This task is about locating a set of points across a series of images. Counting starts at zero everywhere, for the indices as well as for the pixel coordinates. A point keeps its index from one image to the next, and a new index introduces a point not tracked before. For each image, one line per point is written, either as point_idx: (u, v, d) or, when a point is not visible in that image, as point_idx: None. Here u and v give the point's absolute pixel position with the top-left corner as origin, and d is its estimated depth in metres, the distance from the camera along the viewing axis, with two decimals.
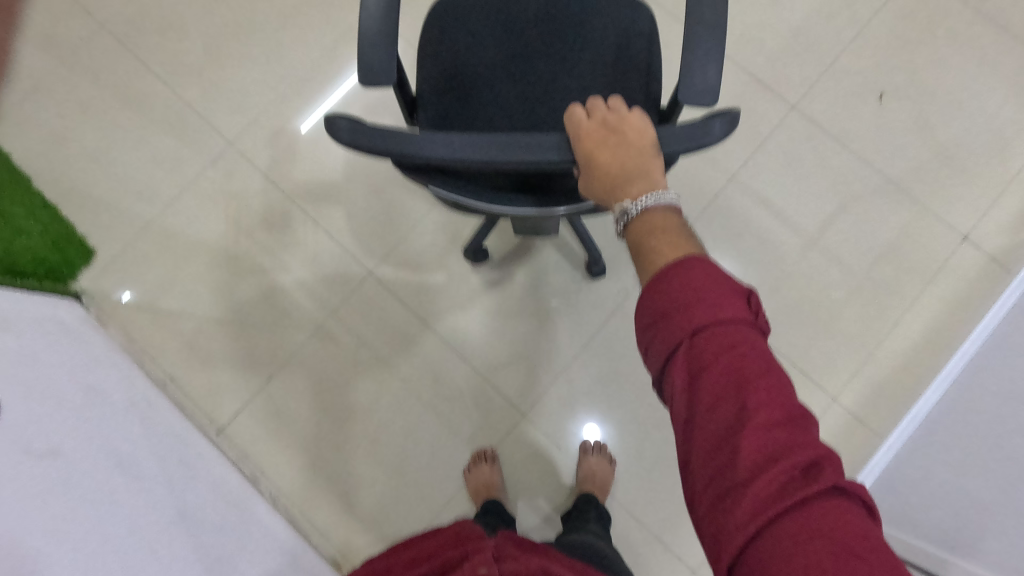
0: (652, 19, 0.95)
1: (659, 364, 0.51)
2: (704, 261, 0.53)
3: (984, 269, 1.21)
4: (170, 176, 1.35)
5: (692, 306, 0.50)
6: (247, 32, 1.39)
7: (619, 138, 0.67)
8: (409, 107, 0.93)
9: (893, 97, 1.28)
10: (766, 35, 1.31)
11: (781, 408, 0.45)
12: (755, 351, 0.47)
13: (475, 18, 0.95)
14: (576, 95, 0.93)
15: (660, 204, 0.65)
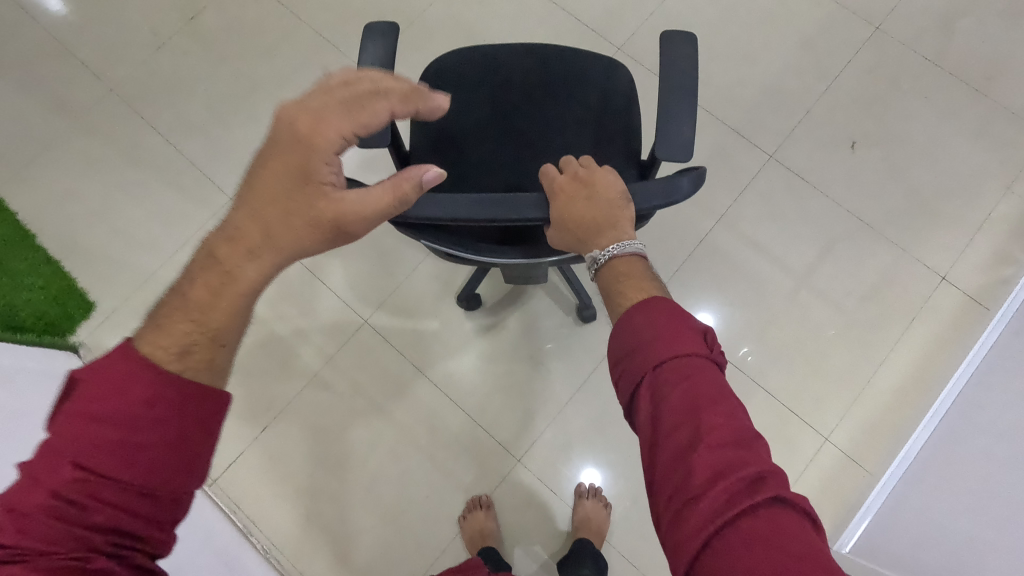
0: (630, 80, 1.03)
1: (628, 397, 0.57)
2: (664, 304, 0.60)
3: (963, 307, 1.25)
4: (171, 228, 1.37)
5: (654, 343, 0.56)
6: (249, 92, 1.45)
7: (591, 191, 0.73)
8: (403, 162, 0.98)
9: (863, 146, 1.35)
10: (742, 90, 1.40)
11: (731, 430, 0.50)
12: (707, 381, 0.53)
13: (465, 78, 1.01)
14: (562, 149, 1.00)
15: (626, 252, 0.71)
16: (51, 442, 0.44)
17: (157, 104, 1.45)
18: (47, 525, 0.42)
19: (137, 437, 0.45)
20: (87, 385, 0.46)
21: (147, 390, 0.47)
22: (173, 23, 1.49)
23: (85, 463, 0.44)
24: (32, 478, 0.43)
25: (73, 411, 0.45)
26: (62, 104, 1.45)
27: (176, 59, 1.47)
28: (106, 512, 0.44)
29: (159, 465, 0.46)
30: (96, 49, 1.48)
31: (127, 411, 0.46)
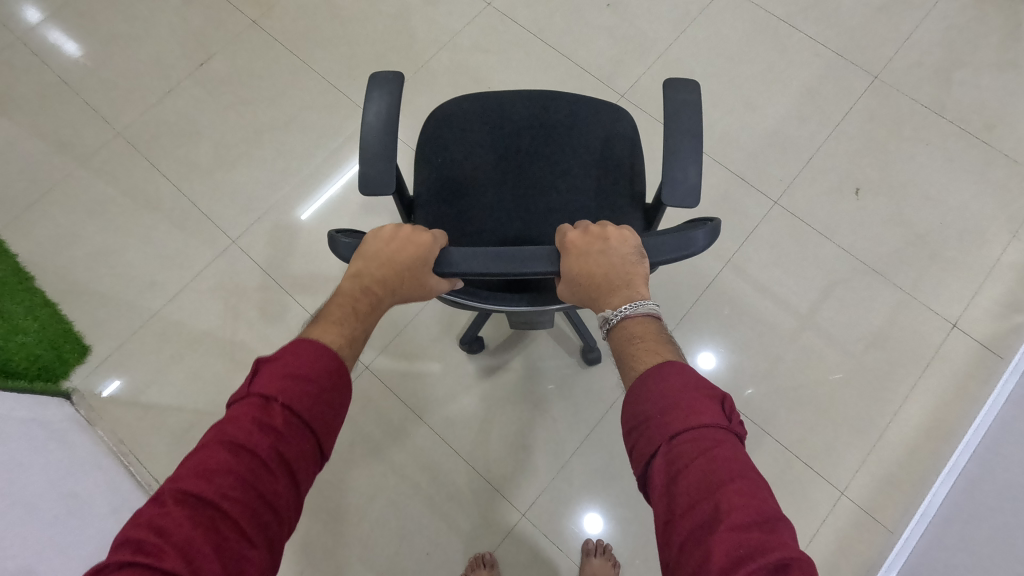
0: (634, 125, 1.03)
1: (643, 468, 0.55)
2: (681, 374, 0.58)
3: (977, 356, 1.23)
4: (172, 271, 1.36)
5: (670, 415, 0.55)
6: (256, 137, 1.46)
7: (605, 247, 0.71)
8: (407, 207, 0.99)
9: (867, 193, 1.35)
10: (744, 137, 1.41)
11: (752, 511, 0.47)
12: (726, 457, 0.51)
13: (470, 122, 1.02)
14: (565, 193, 0.99)
15: (639, 312, 0.68)
16: (256, 397, 0.54)
17: (164, 148, 1.45)
18: (266, 458, 0.50)
19: (321, 392, 0.56)
20: (283, 355, 0.58)
21: (329, 365, 0.58)
22: (183, 69, 1.52)
23: (292, 408, 0.53)
24: (243, 423, 0.51)
25: (274, 373, 0.56)
26: (70, 147, 1.45)
27: (184, 104, 1.49)
28: (301, 454, 0.52)
29: (335, 422, 0.57)
30: (106, 93, 1.50)
31: (321, 371, 0.57)
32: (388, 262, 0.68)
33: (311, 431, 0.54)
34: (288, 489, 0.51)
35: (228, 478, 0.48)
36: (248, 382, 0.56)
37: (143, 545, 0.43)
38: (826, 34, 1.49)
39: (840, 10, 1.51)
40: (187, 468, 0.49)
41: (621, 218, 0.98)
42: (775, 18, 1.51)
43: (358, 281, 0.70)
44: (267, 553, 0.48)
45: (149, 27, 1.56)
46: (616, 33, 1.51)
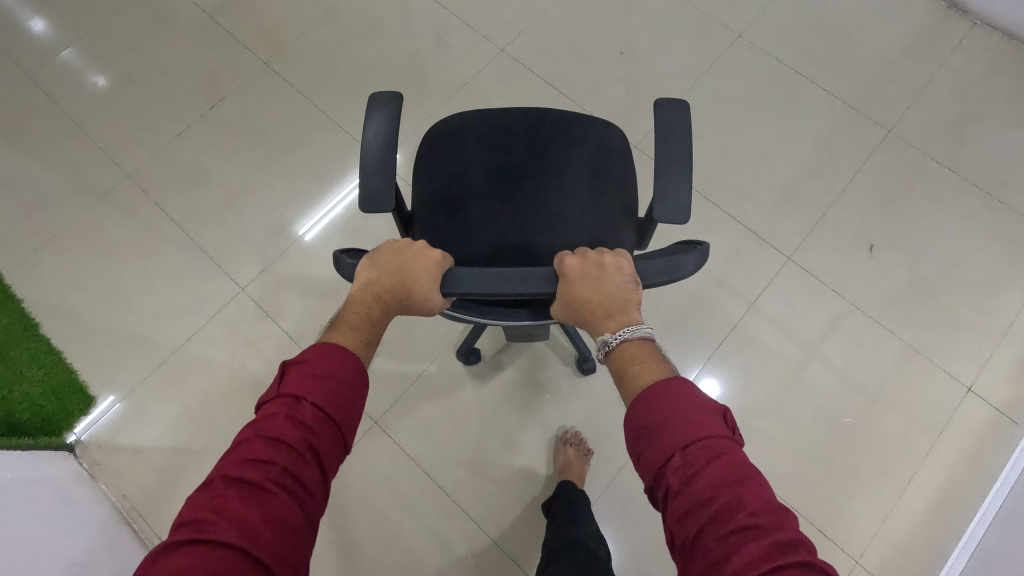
0: (624, 138, 1.03)
1: (654, 475, 0.55)
2: (687, 385, 0.59)
3: (992, 422, 1.21)
4: (178, 318, 1.34)
5: (680, 423, 0.56)
6: (266, 181, 1.45)
7: (601, 273, 0.71)
8: (404, 223, 0.98)
9: (882, 250, 1.34)
10: (757, 191, 1.40)
11: (764, 502, 0.49)
12: (735, 458, 0.52)
13: (462, 136, 1.01)
14: (560, 205, 0.98)
15: (635, 335, 0.68)
16: (286, 397, 0.58)
17: (173, 191, 1.44)
18: (300, 447, 0.55)
19: (344, 391, 0.61)
20: (306, 357, 0.62)
21: (351, 365, 0.64)
22: (194, 110, 1.51)
23: (321, 407, 0.59)
24: (278, 418, 0.56)
25: (298, 374, 0.61)
26: (78, 188, 1.44)
27: (194, 145, 1.48)
28: (329, 446, 0.58)
29: (356, 416, 0.62)
30: (115, 133, 1.49)
31: (342, 370, 0.63)
32: (397, 272, 0.72)
33: (336, 424, 0.59)
34: (319, 475, 0.56)
35: (269, 467, 0.53)
36: (277, 383, 0.60)
37: (204, 525, 0.48)
38: (839, 87, 1.49)
39: (854, 63, 1.51)
40: (230, 459, 0.54)
41: (617, 229, 0.98)
42: (788, 70, 1.51)
43: (369, 290, 0.72)
44: (307, 527, 0.53)
45: (159, 65, 1.55)
46: (628, 82, 1.51)
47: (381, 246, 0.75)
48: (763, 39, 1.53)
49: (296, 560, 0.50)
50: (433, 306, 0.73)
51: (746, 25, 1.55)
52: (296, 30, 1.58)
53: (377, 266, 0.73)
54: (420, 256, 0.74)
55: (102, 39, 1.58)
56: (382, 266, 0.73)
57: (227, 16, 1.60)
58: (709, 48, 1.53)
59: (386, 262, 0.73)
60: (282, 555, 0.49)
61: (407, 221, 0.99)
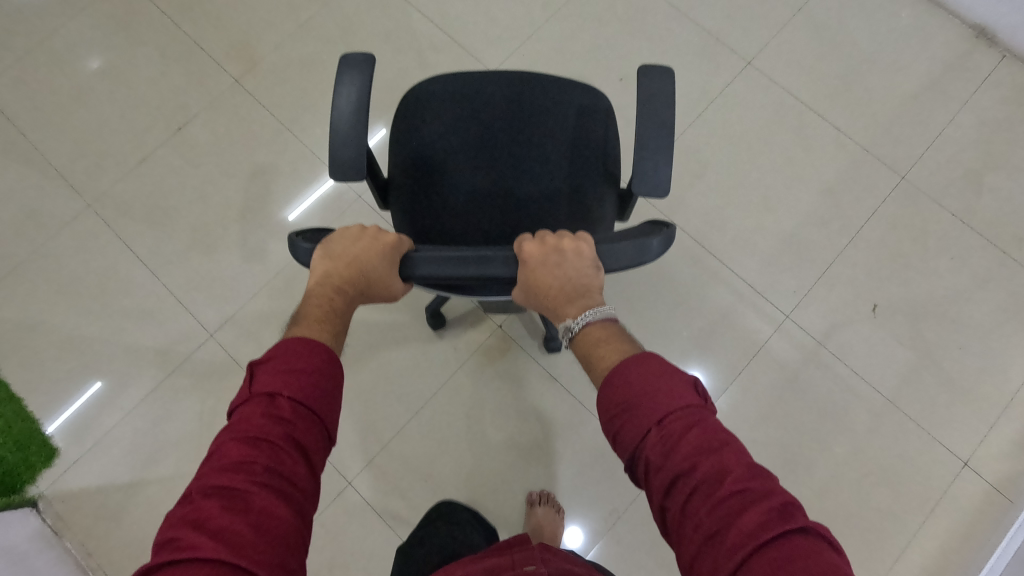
0: (610, 104, 0.98)
1: (632, 452, 0.56)
2: (655, 357, 0.60)
3: (987, 498, 1.18)
4: (145, 366, 1.28)
5: (655, 397, 0.56)
6: (236, 214, 1.36)
7: (561, 259, 0.69)
8: (380, 191, 0.96)
9: (885, 310, 1.28)
10: (757, 240, 1.33)
11: (745, 464, 0.51)
12: (713, 427, 0.54)
13: (441, 99, 0.97)
14: (539, 176, 0.95)
15: (599, 318, 0.70)
16: (261, 396, 0.56)
17: (139, 224, 1.35)
18: (281, 443, 0.53)
19: (322, 384, 0.59)
20: (274, 354, 0.59)
21: (325, 356, 0.61)
22: (159, 132, 1.41)
23: (299, 400, 0.56)
24: (254, 420, 0.54)
25: (271, 372, 0.58)
26: (36, 219, 1.35)
27: (159, 172, 1.38)
28: (312, 439, 0.56)
29: (336, 406, 0.60)
30: (75, 158, 1.39)
31: (316, 361, 0.60)
32: (354, 261, 0.69)
33: (318, 415, 0.57)
34: (307, 471, 0.54)
35: (252, 471, 0.50)
36: (247, 385, 0.57)
37: (184, 539, 0.45)
38: (852, 125, 1.39)
39: (871, 100, 1.40)
40: (207, 469, 0.51)
41: (599, 202, 0.95)
42: (799, 104, 1.40)
43: (326, 282, 0.69)
44: (302, 525, 0.51)
45: (122, 79, 1.44)
46: (627, 113, 1.40)
47: (335, 231, 0.71)
48: (773, 69, 1.42)
49: (296, 557, 0.48)
50: (394, 291, 0.71)
51: (755, 51, 1.43)
52: (269, 43, 1.46)
53: (332, 256, 0.69)
54: (376, 240, 0.70)
55: (59, 48, 1.46)
56: (338, 255, 0.70)
57: (194, 25, 1.47)
58: (715, 75, 1.42)
59: (341, 251, 0.70)
60: (278, 554, 0.47)
61: (383, 191, 0.97)
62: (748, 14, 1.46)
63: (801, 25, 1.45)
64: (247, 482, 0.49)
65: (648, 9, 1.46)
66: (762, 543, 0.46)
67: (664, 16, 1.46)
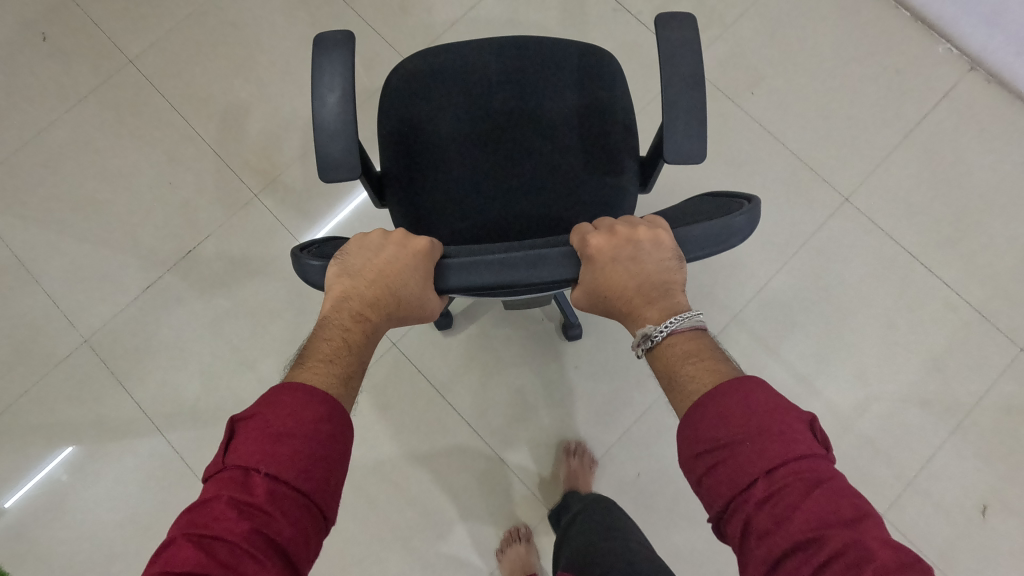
0: (614, 58, 0.90)
1: (726, 503, 0.50)
2: (761, 390, 0.53)
3: None
4: (141, 540, 1.12)
5: (763, 441, 0.50)
6: (254, 357, 1.20)
7: (635, 253, 0.59)
8: (376, 188, 0.88)
9: (997, 512, 1.12)
10: (849, 418, 1.17)
11: (887, 546, 0.43)
12: (838, 490, 0.46)
13: (430, 81, 0.88)
14: (548, 148, 0.88)
15: (687, 326, 0.60)
16: (234, 470, 0.50)
17: (144, 366, 1.19)
18: (247, 539, 0.45)
19: (312, 456, 0.52)
20: (260, 413, 0.54)
21: (312, 421, 0.54)
22: (166, 253, 1.24)
23: (278, 478, 0.50)
24: (219, 509, 0.47)
25: (250, 439, 0.52)
26: (26, 354, 1.19)
27: (167, 303, 1.22)
28: (295, 533, 0.48)
29: (332, 487, 0.53)
30: (71, 283, 1.22)
31: (308, 428, 0.53)
32: (378, 278, 0.62)
33: (307, 498, 0.50)
34: (280, 571, 0.47)
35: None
36: (223, 453, 0.52)
37: None
38: (965, 283, 1.21)
39: (989, 252, 1.22)
40: (155, 568, 0.44)
41: (618, 172, 0.88)
42: (903, 253, 1.23)
43: (346, 305, 0.62)
44: None
45: (126, 187, 1.27)
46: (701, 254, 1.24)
47: (355, 246, 0.64)
48: (875, 208, 1.25)
49: None
50: (425, 307, 0.63)
51: (854, 185, 1.26)
52: (297, 151, 1.28)
53: (351, 274, 0.62)
54: (401, 250, 0.63)
55: (53, 145, 1.28)
56: (358, 273, 0.62)
57: (211, 124, 1.30)
58: (806, 214, 1.25)
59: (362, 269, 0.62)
60: None
61: (379, 188, 0.89)
62: (844, 141, 1.28)
63: (907, 157, 1.27)
64: None
65: (728, 131, 1.29)
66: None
67: (748, 142, 1.29)
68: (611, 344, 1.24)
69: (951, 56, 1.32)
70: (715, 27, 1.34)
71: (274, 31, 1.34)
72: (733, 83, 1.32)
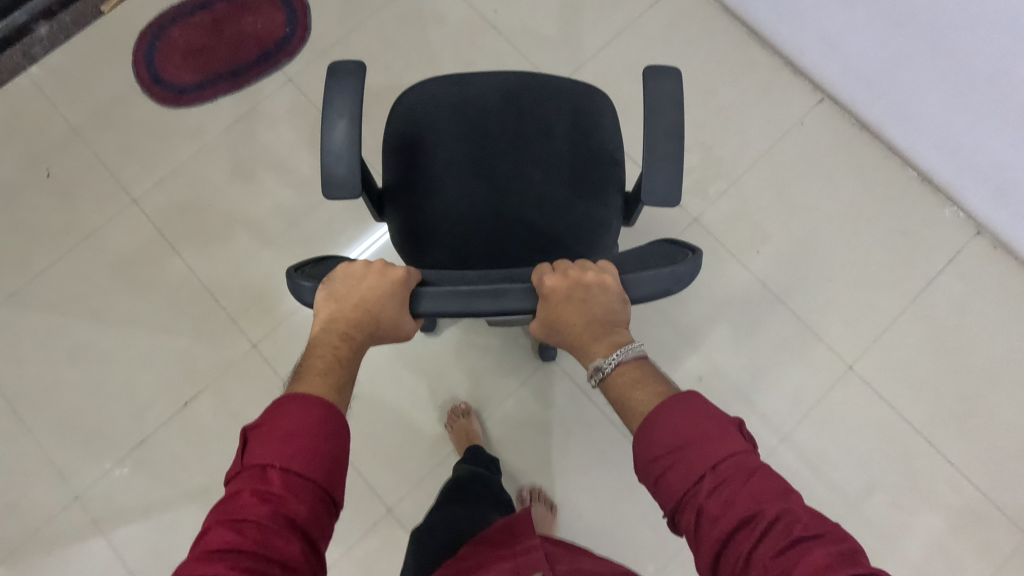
0: (607, 101, 0.95)
1: (679, 500, 0.52)
2: (699, 399, 0.56)
3: None
4: None
5: (705, 441, 0.52)
6: None
7: (585, 295, 0.60)
8: (375, 203, 0.91)
9: None
10: None
11: (811, 515, 0.48)
12: (769, 476, 0.50)
13: (435, 105, 0.92)
14: (539, 174, 0.90)
15: (631, 356, 0.61)
16: (252, 468, 0.51)
17: (133, 525, 1.17)
18: (271, 527, 0.47)
19: (324, 448, 0.53)
20: (269, 418, 0.54)
21: (317, 420, 0.54)
22: (163, 403, 1.22)
23: (294, 470, 0.51)
24: (244, 500, 0.49)
25: (264, 439, 0.52)
26: (14, 512, 1.18)
27: (161, 458, 1.20)
28: (312, 516, 0.50)
29: (340, 470, 0.54)
30: (64, 434, 1.21)
31: (316, 426, 0.53)
32: (361, 303, 0.59)
33: (321, 487, 0.52)
34: (303, 551, 0.49)
35: (236, 558, 0.45)
36: (240, 454, 0.52)
37: None
38: (969, 462, 1.20)
39: (992, 429, 1.21)
40: (192, 557, 0.46)
41: (602, 205, 0.90)
42: (907, 428, 1.22)
43: (333, 328, 0.60)
44: None
45: (123, 332, 1.26)
46: None
47: (340, 267, 0.60)
48: (879, 380, 1.24)
49: None
50: (404, 329, 0.60)
51: (858, 353, 1.25)
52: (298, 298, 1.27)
53: (336, 298, 0.59)
54: (382, 279, 0.59)
55: (53, 287, 1.28)
56: (343, 296, 0.59)
57: (213, 266, 1.29)
58: (811, 380, 1.24)
59: (346, 293, 0.59)
60: None
61: (379, 203, 0.92)
62: (848, 304, 1.28)
63: (912, 325, 1.27)
64: None
65: (732, 290, 1.29)
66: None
67: (753, 301, 1.28)
68: (610, 509, 1.21)
69: (958, 220, 1.32)
70: (722, 179, 1.35)
71: (281, 169, 1.35)
72: (739, 240, 1.32)
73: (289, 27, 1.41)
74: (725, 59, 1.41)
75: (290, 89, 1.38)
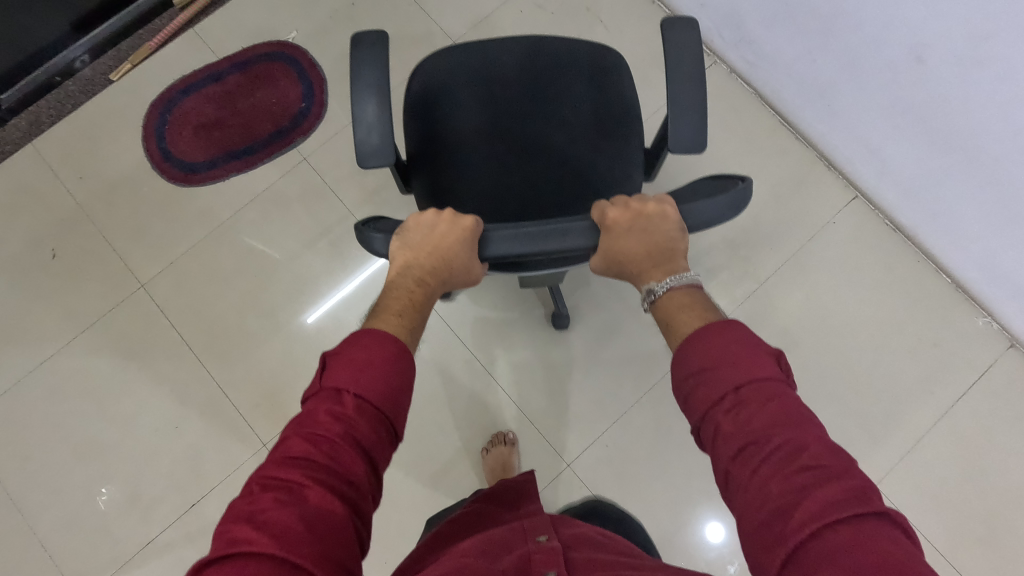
0: (621, 57, 0.90)
1: (701, 415, 0.51)
2: (736, 326, 0.55)
3: None
4: None
5: (733, 363, 0.51)
6: None
7: (645, 226, 0.62)
8: (401, 176, 0.86)
9: None
10: None
11: (828, 450, 0.45)
12: (792, 405, 0.48)
13: (452, 72, 0.87)
14: (563, 136, 0.86)
15: (686, 283, 0.63)
16: (328, 390, 0.51)
17: None
18: (341, 443, 0.48)
19: (393, 381, 0.53)
20: (346, 347, 0.54)
21: (391, 354, 0.54)
22: (169, 501, 1.19)
23: (365, 397, 0.51)
24: (319, 417, 0.49)
25: (340, 364, 0.53)
26: None
27: (163, 561, 1.16)
28: (376, 439, 0.50)
29: (405, 400, 0.54)
30: (67, 528, 1.18)
31: (386, 360, 0.54)
32: (436, 249, 0.62)
33: (385, 415, 0.52)
34: (367, 471, 0.49)
35: (311, 468, 0.46)
36: (317, 376, 0.53)
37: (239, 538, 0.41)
38: None
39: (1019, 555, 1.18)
40: (271, 461, 0.47)
41: (629, 163, 0.85)
42: (930, 551, 1.19)
43: (409, 272, 0.63)
44: (355, 536, 0.46)
45: (129, 423, 1.22)
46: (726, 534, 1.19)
47: (411, 218, 0.64)
48: (903, 499, 1.21)
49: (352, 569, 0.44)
50: (474, 273, 0.64)
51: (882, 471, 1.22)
52: None
53: (411, 247, 0.62)
54: (452, 227, 0.62)
55: (58, 370, 1.24)
56: (417, 245, 0.62)
57: (222, 356, 1.25)
58: None
59: (421, 241, 0.62)
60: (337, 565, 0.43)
61: (404, 176, 0.86)
62: (874, 416, 1.25)
63: (940, 442, 1.23)
64: (296, 491, 0.45)
65: None
66: (830, 524, 0.41)
67: None
68: None
69: (991, 331, 1.28)
70: (749, 280, 1.31)
71: (294, 244, 1.30)
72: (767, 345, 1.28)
73: (305, 102, 1.36)
74: (755, 151, 1.37)
75: (305, 167, 1.33)
